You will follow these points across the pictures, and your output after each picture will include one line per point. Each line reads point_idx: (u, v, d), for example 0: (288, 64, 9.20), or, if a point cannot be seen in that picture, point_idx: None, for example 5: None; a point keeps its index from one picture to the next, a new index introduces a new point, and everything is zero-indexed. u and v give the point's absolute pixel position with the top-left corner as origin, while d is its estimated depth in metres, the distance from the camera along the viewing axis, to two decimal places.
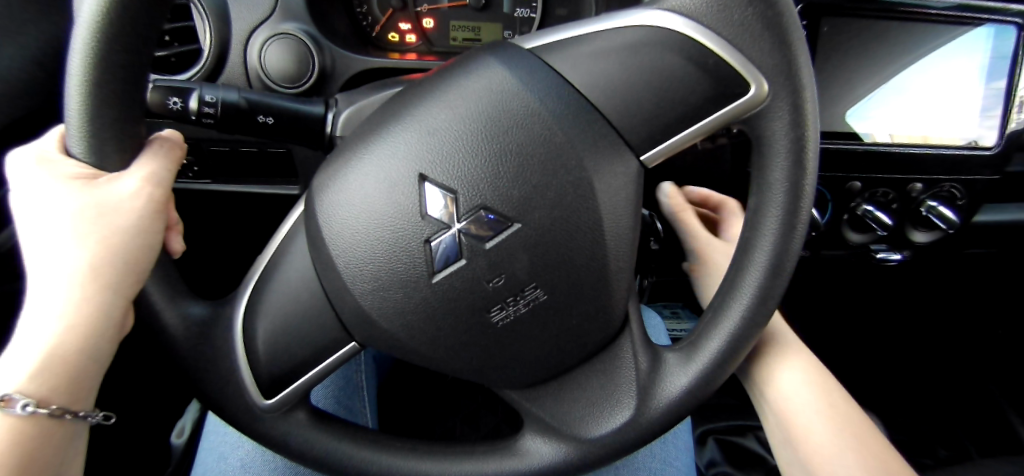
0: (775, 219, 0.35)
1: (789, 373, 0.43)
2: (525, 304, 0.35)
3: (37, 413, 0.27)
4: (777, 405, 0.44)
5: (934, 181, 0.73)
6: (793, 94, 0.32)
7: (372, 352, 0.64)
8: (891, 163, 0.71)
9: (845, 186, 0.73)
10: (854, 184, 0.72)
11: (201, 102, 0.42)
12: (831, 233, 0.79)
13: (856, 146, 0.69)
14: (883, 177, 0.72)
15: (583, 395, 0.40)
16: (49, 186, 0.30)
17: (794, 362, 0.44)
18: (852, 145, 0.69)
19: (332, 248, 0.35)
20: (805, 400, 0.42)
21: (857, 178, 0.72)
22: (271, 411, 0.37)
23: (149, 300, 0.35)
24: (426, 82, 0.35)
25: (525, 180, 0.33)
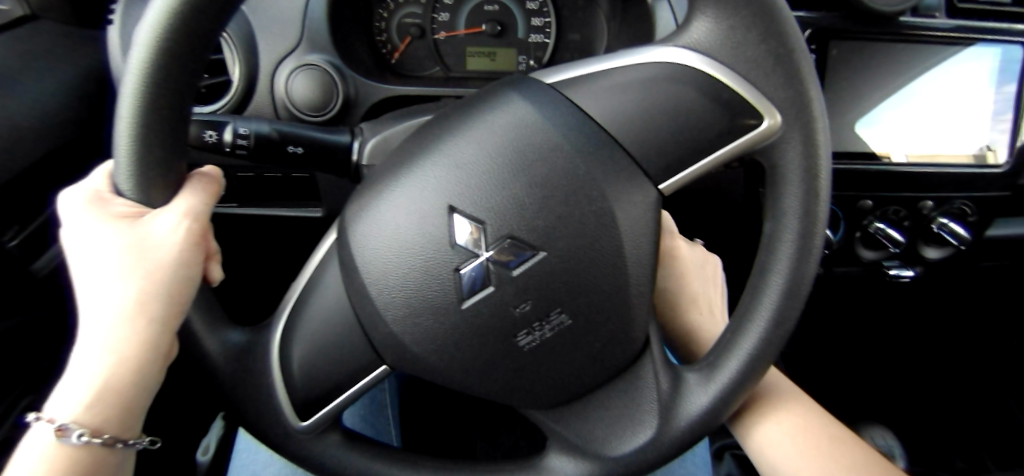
0: (790, 244, 0.36)
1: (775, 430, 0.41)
2: (551, 328, 0.36)
3: (89, 442, 0.29)
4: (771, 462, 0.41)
5: (945, 197, 0.74)
6: (805, 126, 0.34)
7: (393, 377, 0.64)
8: (901, 181, 0.72)
9: (857, 205, 0.73)
10: (865, 203, 0.73)
11: (234, 134, 0.43)
12: (845, 249, 0.79)
13: (866, 164, 0.70)
14: (893, 195, 0.73)
15: (607, 414, 0.41)
16: (96, 225, 0.32)
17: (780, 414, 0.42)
18: (863, 163, 0.70)
19: (364, 275, 0.37)
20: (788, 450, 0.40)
21: (869, 196, 0.73)
22: (306, 433, 0.39)
23: (191, 328, 0.36)
24: (452, 116, 0.37)
25: (550, 210, 0.34)
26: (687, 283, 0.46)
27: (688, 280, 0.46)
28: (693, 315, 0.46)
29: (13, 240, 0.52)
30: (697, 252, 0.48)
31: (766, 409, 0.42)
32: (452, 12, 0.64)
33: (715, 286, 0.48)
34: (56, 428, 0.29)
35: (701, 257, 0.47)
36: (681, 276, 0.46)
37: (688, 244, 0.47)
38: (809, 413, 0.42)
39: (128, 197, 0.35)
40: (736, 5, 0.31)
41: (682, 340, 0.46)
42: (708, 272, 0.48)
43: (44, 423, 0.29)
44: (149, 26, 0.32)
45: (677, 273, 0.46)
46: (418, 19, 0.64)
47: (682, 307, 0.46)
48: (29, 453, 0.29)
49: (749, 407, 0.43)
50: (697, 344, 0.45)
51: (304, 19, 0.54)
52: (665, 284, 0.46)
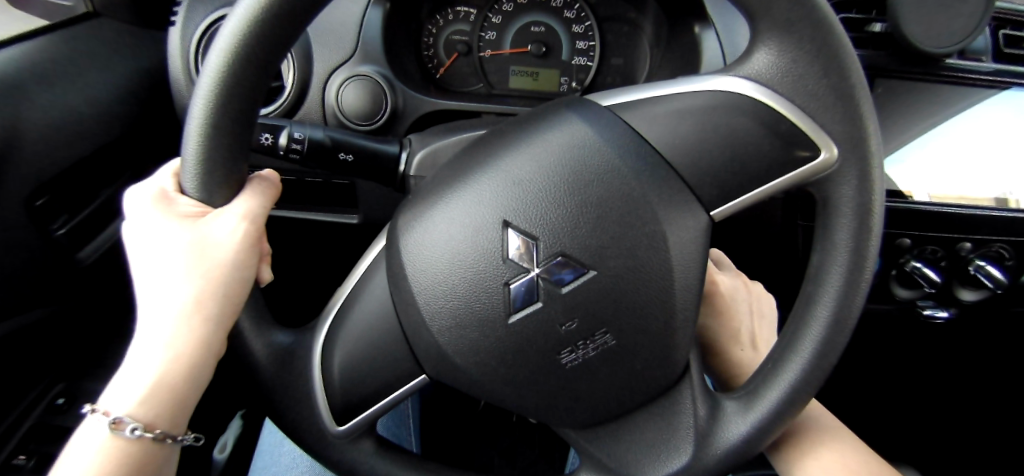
0: (839, 277, 0.36)
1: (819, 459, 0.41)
2: (595, 348, 0.36)
3: (144, 436, 0.30)
4: None
5: (982, 239, 0.72)
6: (861, 161, 0.34)
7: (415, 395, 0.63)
8: (940, 220, 0.71)
9: (895, 242, 0.73)
10: (904, 241, 0.72)
11: (291, 139, 0.44)
12: (878, 287, 0.78)
13: (898, 203, 0.70)
14: (932, 234, 0.72)
15: (642, 438, 0.41)
16: (162, 223, 0.33)
17: (823, 444, 0.41)
18: (897, 201, 0.70)
19: (413, 283, 0.37)
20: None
21: (907, 234, 0.72)
22: (342, 437, 0.39)
23: (240, 327, 0.37)
24: (510, 133, 0.38)
25: (603, 231, 0.34)
26: (728, 319, 0.46)
27: (730, 317, 0.46)
28: (733, 351, 0.46)
29: (62, 228, 0.54)
30: (739, 285, 0.48)
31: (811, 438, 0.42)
32: (499, 31, 0.66)
33: (760, 316, 0.48)
34: (113, 421, 0.29)
35: (744, 289, 0.48)
36: (722, 314, 0.46)
37: (730, 278, 0.47)
38: (850, 445, 0.42)
39: (191, 196, 0.35)
40: (800, 38, 0.31)
41: (723, 372, 0.47)
42: (751, 303, 0.48)
43: (99, 416, 0.30)
44: (229, 34, 0.32)
45: (718, 311, 0.46)
46: (466, 37, 0.66)
47: (722, 343, 0.46)
48: (85, 444, 0.30)
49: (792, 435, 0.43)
50: (738, 379, 0.46)
51: (360, 31, 0.56)
52: (705, 321, 0.46)
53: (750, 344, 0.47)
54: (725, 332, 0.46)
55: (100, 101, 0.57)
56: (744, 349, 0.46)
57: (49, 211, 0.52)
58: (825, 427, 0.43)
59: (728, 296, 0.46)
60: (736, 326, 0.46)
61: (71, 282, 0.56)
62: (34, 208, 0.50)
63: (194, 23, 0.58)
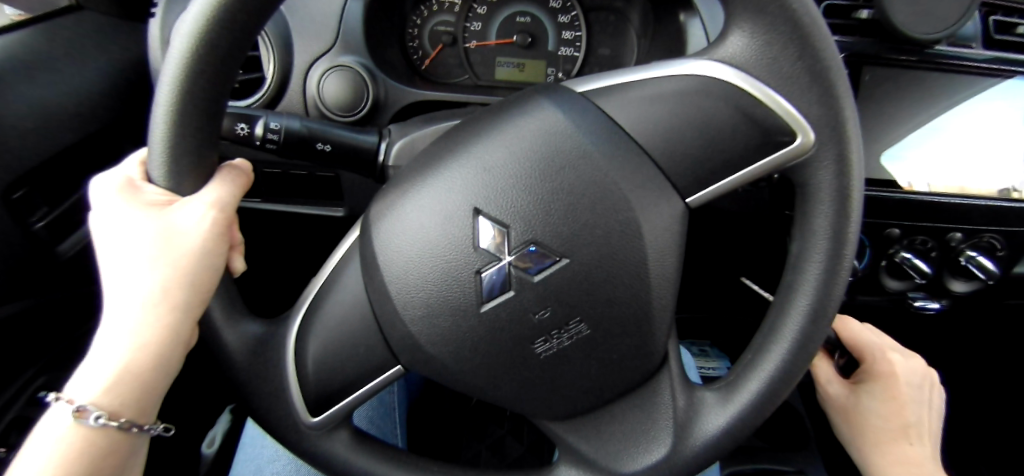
0: (818, 265, 0.35)
1: (876, 422, 0.48)
2: (569, 337, 0.36)
3: (107, 425, 0.30)
4: (858, 442, 0.49)
5: (967, 231, 0.71)
6: (839, 146, 0.34)
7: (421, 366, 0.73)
8: (928, 208, 0.69)
9: (884, 232, 0.71)
10: (893, 231, 0.71)
11: (266, 129, 0.44)
12: (868, 278, 0.76)
13: (896, 193, 0.68)
14: (920, 224, 0.70)
15: (619, 429, 0.40)
16: (128, 212, 0.33)
17: (877, 405, 0.47)
18: (887, 191, 0.68)
19: (386, 272, 0.37)
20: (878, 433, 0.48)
21: (896, 224, 0.70)
22: (316, 429, 0.39)
23: (211, 317, 0.36)
24: (483, 120, 0.37)
25: (575, 218, 0.34)
26: (895, 405, 0.47)
27: (898, 405, 0.47)
28: (890, 439, 0.48)
29: (42, 221, 0.54)
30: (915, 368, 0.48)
31: (874, 401, 0.47)
32: (485, 21, 0.65)
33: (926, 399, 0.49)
34: (75, 410, 0.29)
35: (921, 375, 0.48)
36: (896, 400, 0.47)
37: (905, 360, 0.47)
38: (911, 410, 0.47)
39: (158, 185, 0.35)
40: (774, 21, 0.31)
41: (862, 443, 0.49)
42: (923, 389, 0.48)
43: (64, 403, 0.30)
44: (193, 19, 0.32)
45: (885, 397, 0.47)
46: (451, 27, 0.65)
47: (889, 433, 0.48)
48: (49, 435, 0.30)
49: (857, 403, 0.48)
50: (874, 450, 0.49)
51: (340, 21, 0.55)
52: (872, 405, 0.47)
53: (903, 418, 0.47)
54: (882, 417, 0.47)
55: (79, 93, 0.57)
56: (900, 430, 0.47)
57: (27, 203, 0.52)
58: (895, 399, 0.47)
59: (903, 376, 0.46)
60: (890, 412, 0.47)
61: (50, 276, 0.56)
62: (12, 201, 0.50)
63: (172, 14, 0.57)
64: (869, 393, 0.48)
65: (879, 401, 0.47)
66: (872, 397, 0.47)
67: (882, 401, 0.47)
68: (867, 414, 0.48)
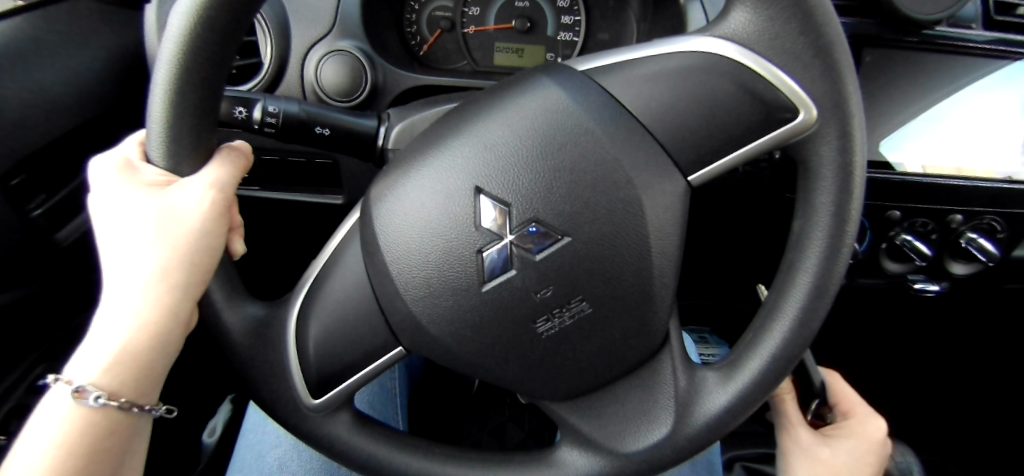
0: (820, 242, 0.35)
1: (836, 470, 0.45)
2: (571, 316, 0.36)
3: (108, 405, 0.30)
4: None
5: (971, 212, 0.70)
6: (841, 122, 0.33)
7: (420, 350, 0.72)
8: (931, 191, 0.68)
9: (884, 215, 0.70)
10: (894, 213, 0.70)
11: (264, 113, 0.44)
12: (868, 261, 0.76)
13: (895, 175, 0.67)
14: (922, 206, 0.69)
15: (621, 409, 0.40)
16: (128, 192, 0.32)
17: (843, 450, 0.46)
18: (885, 172, 0.67)
19: (387, 253, 0.37)
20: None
21: (898, 207, 0.69)
22: (318, 411, 0.39)
23: (212, 299, 0.36)
24: (484, 100, 0.37)
25: (576, 196, 0.34)
26: (859, 461, 0.46)
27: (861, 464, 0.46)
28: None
29: (39, 209, 0.53)
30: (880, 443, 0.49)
31: (841, 447, 0.46)
32: (483, 7, 0.65)
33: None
34: (75, 391, 0.29)
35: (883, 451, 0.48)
36: (863, 460, 0.47)
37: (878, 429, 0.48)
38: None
39: (156, 166, 0.35)
40: None
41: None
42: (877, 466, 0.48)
43: (63, 385, 0.30)
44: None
45: (853, 450, 0.47)
46: (449, 12, 0.64)
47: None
48: (50, 415, 0.30)
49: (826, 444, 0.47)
50: None
51: (338, 6, 0.55)
52: (840, 446, 0.46)
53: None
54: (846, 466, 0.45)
55: (79, 79, 0.56)
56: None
57: (26, 190, 0.51)
58: (859, 455, 0.46)
59: (873, 435, 0.48)
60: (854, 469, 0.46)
61: (49, 264, 0.55)
62: (11, 188, 0.50)
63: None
64: (840, 442, 0.47)
65: (848, 446, 0.46)
66: (844, 440, 0.47)
67: (850, 445, 0.47)
68: (833, 455, 0.46)
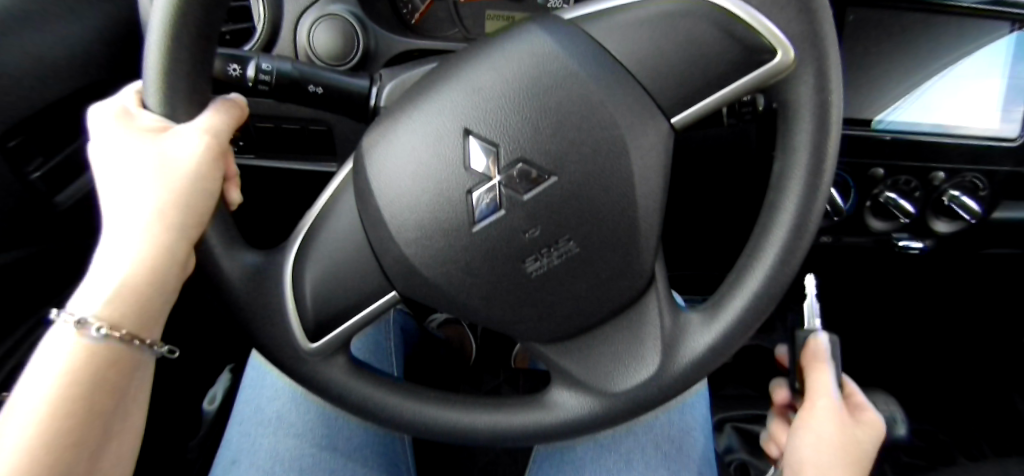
0: (799, 180, 0.37)
1: (845, 434, 0.41)
2: (559, 255, 0.37)
3: (110, 336, 0.31)
4: (822, 444, 0.41)
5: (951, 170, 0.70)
6: (818, 60, 0.35)
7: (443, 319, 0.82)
8: (914, 149, 0.68)
9: (868, 172, 0.70)
10: (877, 171, 0.70)
11: (258, 70, 0.44)
12: (852, 219, 0.77)
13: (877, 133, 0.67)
14: (905, 164, 0.69)
15: (610, 350, 0.41)
16: (127, 137, 0.33)
17: (854, 425, 0.43)
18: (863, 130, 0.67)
19: (379, 197, 0.38)
20: (847, 442, 0.41)
21: (881, 164, 0.69)
22: (315, 355, 0.40)
23: (210, 245, 0.38)
24: (472, 47, 0.38)
25: (562, 136, 0.35)
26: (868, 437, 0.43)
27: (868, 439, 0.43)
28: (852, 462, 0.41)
29: (38, 171, 0.55)
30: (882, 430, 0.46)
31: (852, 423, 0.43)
32: None
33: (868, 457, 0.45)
34: (77, 324, 0.30)
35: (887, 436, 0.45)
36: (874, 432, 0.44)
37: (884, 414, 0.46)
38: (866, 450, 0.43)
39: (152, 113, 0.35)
40: None
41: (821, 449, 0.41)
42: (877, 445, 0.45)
43: (65, 320, 0.31)
44: None
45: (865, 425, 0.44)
46: None
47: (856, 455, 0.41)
48: (51, 349, 0.31)
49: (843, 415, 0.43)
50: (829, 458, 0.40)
51: None
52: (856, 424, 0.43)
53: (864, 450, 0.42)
54: (855, 440, 0.42)
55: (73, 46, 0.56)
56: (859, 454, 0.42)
57: (23, 152, 0.52)
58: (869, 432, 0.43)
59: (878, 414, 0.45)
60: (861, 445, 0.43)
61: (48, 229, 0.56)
62: (9, 149, 0.51)
63: None
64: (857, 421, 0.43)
65: (858, 421, 0.43)
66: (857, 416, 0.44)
67: (862, 421, 0.44)
68: (848, 425, 0.42)
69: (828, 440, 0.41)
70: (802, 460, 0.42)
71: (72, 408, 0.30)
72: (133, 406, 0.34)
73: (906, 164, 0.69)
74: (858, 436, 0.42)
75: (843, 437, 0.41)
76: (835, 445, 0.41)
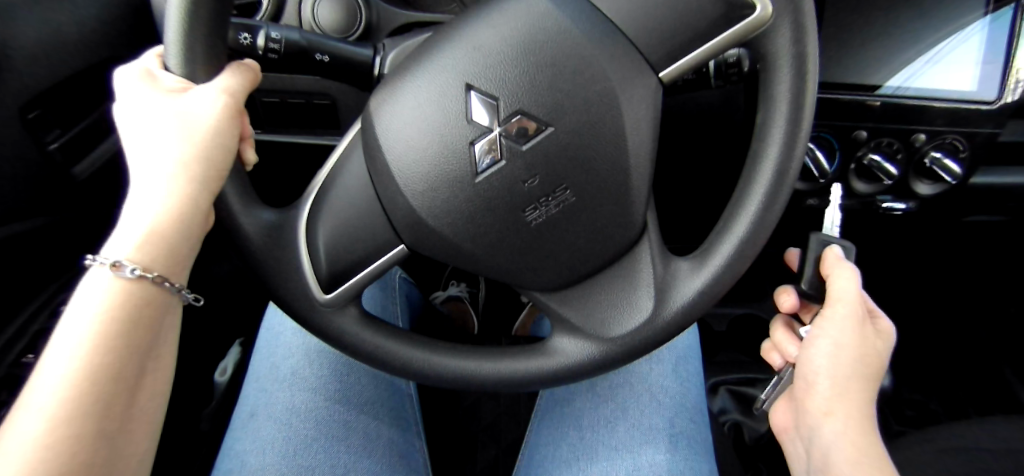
0: (780, 130, 0.39)
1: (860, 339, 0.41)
2: (556, 204, 0.39)
3: (143, 276, 0.33)
4: (839, 348, 0.40)
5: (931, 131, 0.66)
6: (795, 15, 0.37)
7: (451, 294, 0.91)
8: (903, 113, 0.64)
9: (851, 136, 0.67)
10: (860, 133, 0.66)
11: (268, 39, 0.47)
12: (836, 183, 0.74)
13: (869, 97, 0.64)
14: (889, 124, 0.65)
15: (607, 299, 0.44)
16: (151, 95, 0.36)
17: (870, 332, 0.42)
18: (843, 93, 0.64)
19: (387, 151, 0.40)
20: (861, 347, 0.41)
21: (863, 126, 0.66)
22: (328, 305, 0.42)
23: (229, 202, 0.40)
24: (471, 8, 0.40)
25: (558, 88, 0.37)
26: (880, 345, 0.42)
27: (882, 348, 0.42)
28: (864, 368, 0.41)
29: (56, 142, 0.57)
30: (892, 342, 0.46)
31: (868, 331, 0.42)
32: None
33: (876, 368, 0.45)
34: (112, 264, 0.32)
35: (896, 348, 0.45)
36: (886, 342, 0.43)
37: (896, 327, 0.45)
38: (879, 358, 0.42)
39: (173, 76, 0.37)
40: None
41: (835, 353, 0.40)
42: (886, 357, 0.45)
43: (100, 263, 0.33)
44: None
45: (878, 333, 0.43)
46: None
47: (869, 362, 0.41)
48: (88, 291, 0.33)
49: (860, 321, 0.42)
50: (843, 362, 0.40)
51: None
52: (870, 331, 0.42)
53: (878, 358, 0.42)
54: (869, 345, 0.41)
55: None
56: (873, 361, 0.41)
57: (42, 123, 0.55)
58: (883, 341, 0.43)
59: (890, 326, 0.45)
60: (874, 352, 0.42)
61: None
62: (28, 120, 0.53)
63: None
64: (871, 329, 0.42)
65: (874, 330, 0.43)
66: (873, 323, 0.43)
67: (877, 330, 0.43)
68: (864, 331, 0.41)
69: (845, 346, 0.40)
70: (814, 369, 0.41)
71: (113, 340, 0.32)
72: (167, 346, 0.36)
73: (889, 124, 0.65)
74: (872, 345, 0.41)
75: (858, 340, 0.40)
76: (851, 350, 0.40)
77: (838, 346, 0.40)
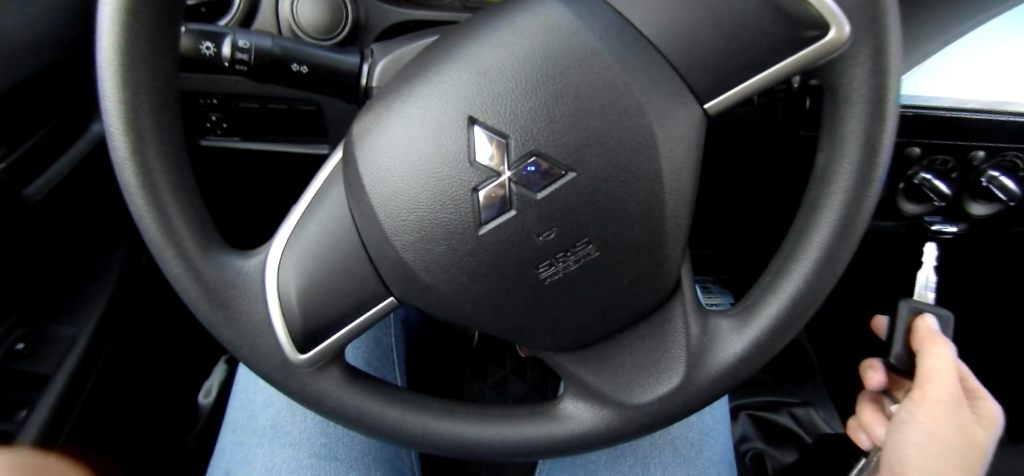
0: (847, 175, 0.32)
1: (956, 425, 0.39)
2: (576, 260, 0.33)
3: None
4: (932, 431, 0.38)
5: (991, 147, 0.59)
6: (877, 37, 0.30)
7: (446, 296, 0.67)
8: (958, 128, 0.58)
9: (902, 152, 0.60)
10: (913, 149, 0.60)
11: (234, 49, 0.40)
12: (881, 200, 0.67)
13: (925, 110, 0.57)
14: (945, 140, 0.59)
15: (630, 360, 0.38)
16: None
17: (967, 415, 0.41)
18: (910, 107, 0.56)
19: (372, 194, 0.33)
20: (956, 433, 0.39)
21: (916, 142, 0.59)
22: (306, 367, 0.36)
23: (185, 251, 0.34)
24: (477, 19, 0.33)
25: (582, 125, 0.30)
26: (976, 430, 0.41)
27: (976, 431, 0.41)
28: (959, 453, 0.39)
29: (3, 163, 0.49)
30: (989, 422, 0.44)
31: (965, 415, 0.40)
32: None
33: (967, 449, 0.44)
34: None
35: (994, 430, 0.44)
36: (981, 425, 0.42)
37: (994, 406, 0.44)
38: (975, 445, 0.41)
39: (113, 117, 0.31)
40: None
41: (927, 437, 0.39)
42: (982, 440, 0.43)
43: None
44: None
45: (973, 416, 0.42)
46: None
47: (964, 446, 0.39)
48: None
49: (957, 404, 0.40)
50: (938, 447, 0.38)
51: None
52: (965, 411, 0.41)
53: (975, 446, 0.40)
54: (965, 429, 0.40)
55: None
56: (968, 444, 0.40)
57: None
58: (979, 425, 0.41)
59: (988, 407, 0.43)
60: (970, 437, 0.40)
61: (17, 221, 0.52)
62: None
63: None
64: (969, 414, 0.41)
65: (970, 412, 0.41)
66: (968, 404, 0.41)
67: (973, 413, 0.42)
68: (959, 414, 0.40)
69: (937, 432, 0.38)
70: (904, 450, 0.40)
71: None
72: None
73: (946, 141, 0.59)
74: (965, 430, 0.40)
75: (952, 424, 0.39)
76: (945, 435, 0.38)
77: (930, 429, 0.38)
